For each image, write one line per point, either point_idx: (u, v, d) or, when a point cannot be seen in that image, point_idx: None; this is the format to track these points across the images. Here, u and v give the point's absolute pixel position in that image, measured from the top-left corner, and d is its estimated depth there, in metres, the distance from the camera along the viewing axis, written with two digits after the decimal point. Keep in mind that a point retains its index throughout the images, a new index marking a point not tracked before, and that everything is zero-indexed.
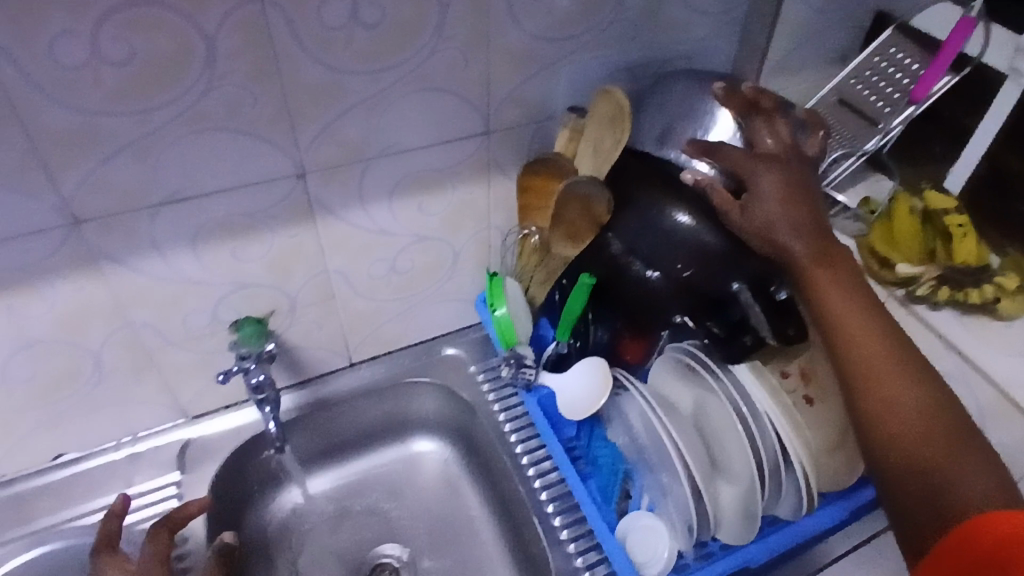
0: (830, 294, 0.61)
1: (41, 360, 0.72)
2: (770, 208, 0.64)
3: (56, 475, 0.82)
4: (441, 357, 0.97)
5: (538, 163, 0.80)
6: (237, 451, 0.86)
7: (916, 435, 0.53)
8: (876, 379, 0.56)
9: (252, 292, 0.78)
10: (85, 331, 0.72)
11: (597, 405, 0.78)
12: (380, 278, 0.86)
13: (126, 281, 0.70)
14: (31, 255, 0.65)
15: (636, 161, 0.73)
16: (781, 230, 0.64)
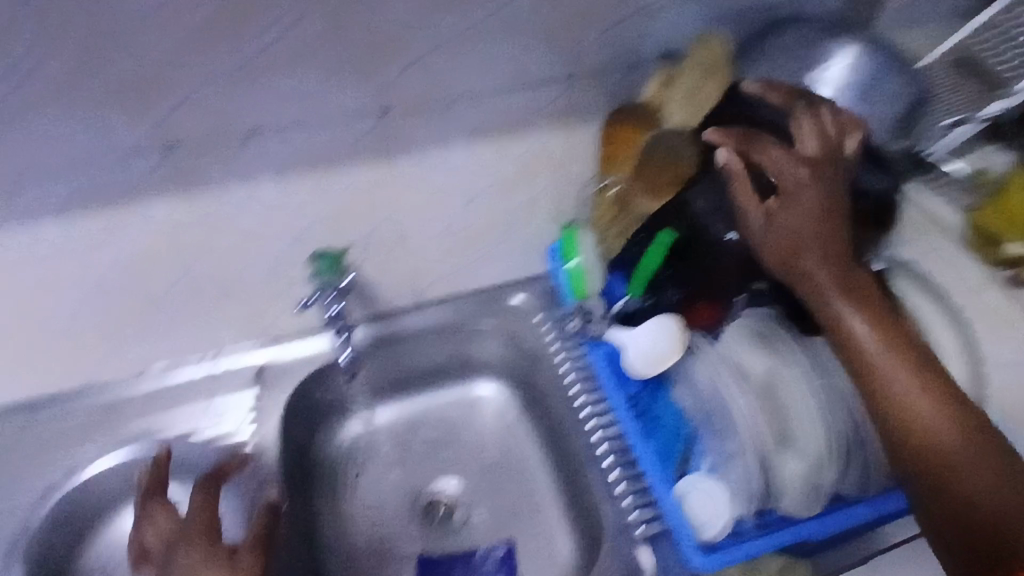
0: (855, 308, 0.63)
1: (135, 279, 0.76)
2: (793, 218, 0.65)
3: (142, 385, 0.84)
4: (509, 303, 0.95)
5: (624, 113, 0.79)
6: (306, 380, 0.88)
7: (941, 451, 0.57)
8: (901, 395, 0.59)
9: (329, 227, 0.80)
10: (174, 254, 0.76)
11: (666, 360, 0.77)
12: (454, 221, 0.86)
13: (212, 207, 0.73)
14: (127, 175, 0.68)
15: (727, 114, 0.75)
16: (807, 239, 0.65)
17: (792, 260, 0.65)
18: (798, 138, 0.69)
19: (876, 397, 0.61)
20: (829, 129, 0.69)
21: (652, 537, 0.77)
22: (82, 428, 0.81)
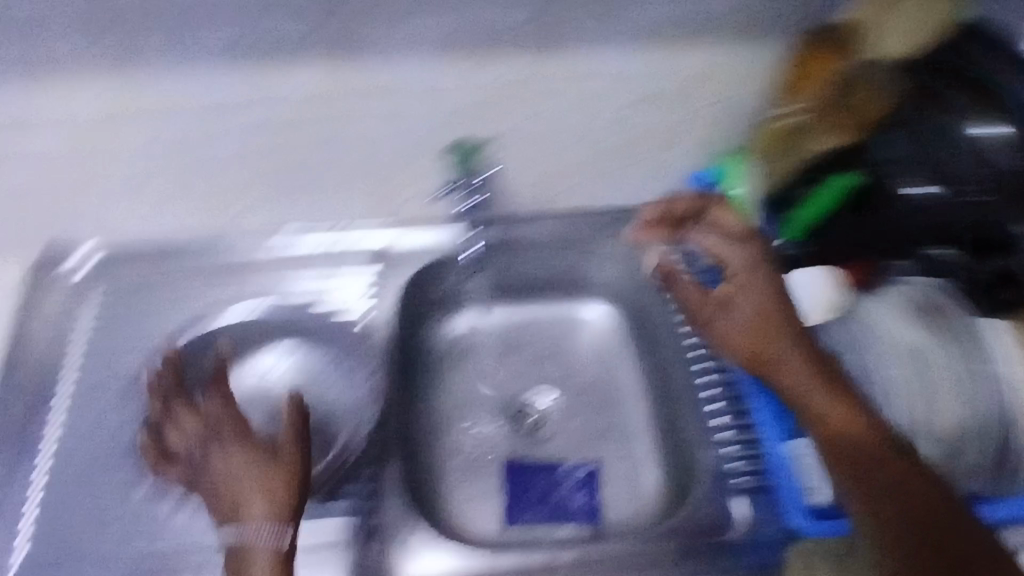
0: (804, 384, 0.71)
1: (291, 128, 0.82)
2: (743, 302, 0.77)
3: (278, 243, 0.88)
4: (635, 228, 0.91)
5: (827, 43, 0.77)
6: (424, 270, 0.88)
7: (902, 497, 0.61)
8: (863, 461, 0.64)
9: (474, 109, 0.83)
10: (330, 109, 0.81)
11: (828, 310, 0.77)
12: (601, 124, 0.86)
13: (378, 73, 0.80)
14: (306, 27, 0.75)
15: (937, 62, 0.72)
16: (747, 324, 0.76)
17: (764, 360, 0.74)
18: (718, 248, 0.80)
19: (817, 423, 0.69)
20: (731, 220, 0.80)
21: (751, 490, 0.75)
22: (215, 275, 0.87)
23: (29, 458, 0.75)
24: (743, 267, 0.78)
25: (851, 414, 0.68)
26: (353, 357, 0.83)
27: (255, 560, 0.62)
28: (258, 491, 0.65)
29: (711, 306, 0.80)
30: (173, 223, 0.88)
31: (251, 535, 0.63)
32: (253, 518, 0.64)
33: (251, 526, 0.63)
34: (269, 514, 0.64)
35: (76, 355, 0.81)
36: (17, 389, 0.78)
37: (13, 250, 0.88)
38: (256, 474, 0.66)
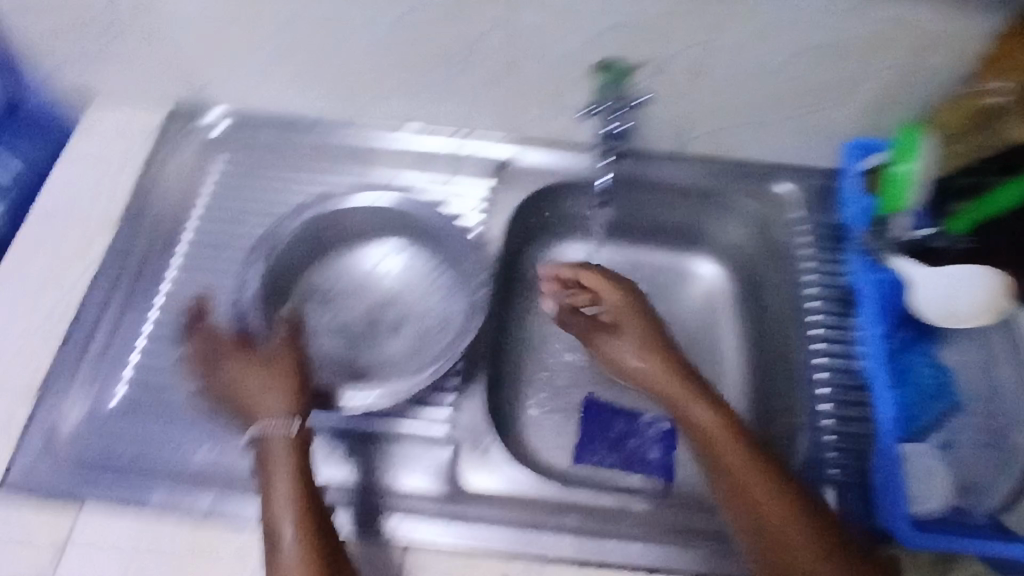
0: (701, 421, 0.68)
1: (431, 24, 0.74)
2: (630, 332, 0.78)
3: (401, 139, 0.87)
4: (772, 187, 0.85)
5: None
6: (546, 189, 0.85)
7: (799, 534, 0.60)
8: (758, 497, 0.62)
9: (634, 36, 0.72)
10: (476, 13, 0.72)
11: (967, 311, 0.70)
12: (766, 74, 0.75)
13: None
14: None
15: None
16: (660, 369, 0.74)
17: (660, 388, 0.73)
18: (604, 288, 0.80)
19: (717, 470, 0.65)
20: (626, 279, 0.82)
21: (842, 485, 0.71)
22: (338, 160, 0.87)
23: (147, 297, 0.78)
24: (618, 306, 0.79)
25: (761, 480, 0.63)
26: (464, 259, 0.80)
27: (273, 451, 0.62)
28: (267, 393, 0.66)
29: (606, 331, 0.80)
30: (298, 102, 0.85)
31: (266, 429, 0.63)
32: (265, 416, 0.64)
33: (266, 423, 0.64)
34: (280, 409, 0.64)
35: (198, 210, 0.83)
36: (142, 231, 0.81)
37: (146, 100, 0.87)
38: (260, 376, 0.67)
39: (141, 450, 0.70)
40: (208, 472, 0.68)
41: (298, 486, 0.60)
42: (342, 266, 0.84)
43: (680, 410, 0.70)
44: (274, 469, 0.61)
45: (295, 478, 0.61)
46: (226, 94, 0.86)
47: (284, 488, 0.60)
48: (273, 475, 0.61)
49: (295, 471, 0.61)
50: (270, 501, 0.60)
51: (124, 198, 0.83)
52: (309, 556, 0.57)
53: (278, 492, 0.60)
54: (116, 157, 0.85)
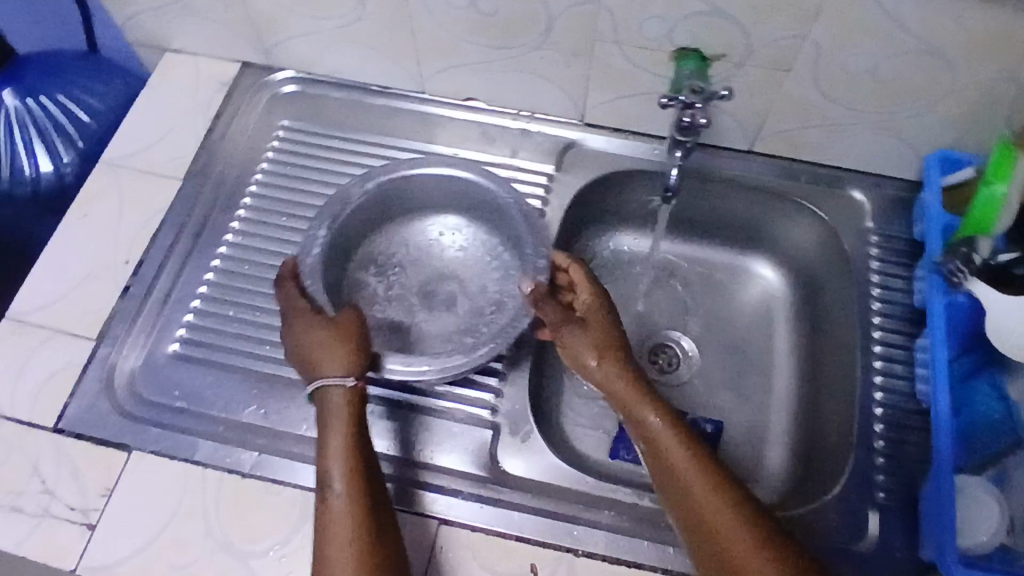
0: (666, 443, 0.63)
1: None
2: (595, 339, 0.68)
3: (463, 114, 0.86)
4: (842, 193, 0.82)
5: None
6: (609, 176, 0.84)
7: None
8: (721, 536, 0.57)
9: (719, 24, 0.68)
10: None
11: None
12: (854, 74, 0.71)
13: None
14: None
15: None
16: (623, 380, 0.66)
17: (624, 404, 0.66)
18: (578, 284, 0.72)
19: (668, 482, 0.62)
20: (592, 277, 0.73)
21: (887, 509, 0.69)
22: (402, 128, 0.85)
23: (208, 249, 0.79)
24: (587, 303, 0.71)
25: (712, 489, 0.59)
26: (525, 239, 0.75)
27: (332, 414, 0.63)
28: (326, 350, 0.65)
29: (574, 326, 0.69)
30: (368, 67, 0.84)
31: (326, 385, 0.64)
32: (324, 373, 0.64)
33: (325, 379, 0.64)
34: (339, 367, 0.64)
35: (262, 166, 0.83)
36: (207, 182, 0.82)
37: (219, 50, 0.87)
38: (321, 336, 0.66)
39: (195, 401, 0.72)
40: (257, 429, 0.70)
41: (351, 447, 0.61)
42: (408, 234, 0.83)
43: (644, 429, 0.64)
44: (330, 425, 0.62)
45: (347, 438, 0.62)
46: (296, 54, 0.84)
47: (339, 447, 0.61)
48: (327, 431, 0.62)
49: (347, 430, 0.62)
50: (322, 457, 0.61)
51: (190, 148, 0.83)
52: (356, 515, 0.58)
53: (330, 448, 0.61)
54: (186, 105, 0.86)
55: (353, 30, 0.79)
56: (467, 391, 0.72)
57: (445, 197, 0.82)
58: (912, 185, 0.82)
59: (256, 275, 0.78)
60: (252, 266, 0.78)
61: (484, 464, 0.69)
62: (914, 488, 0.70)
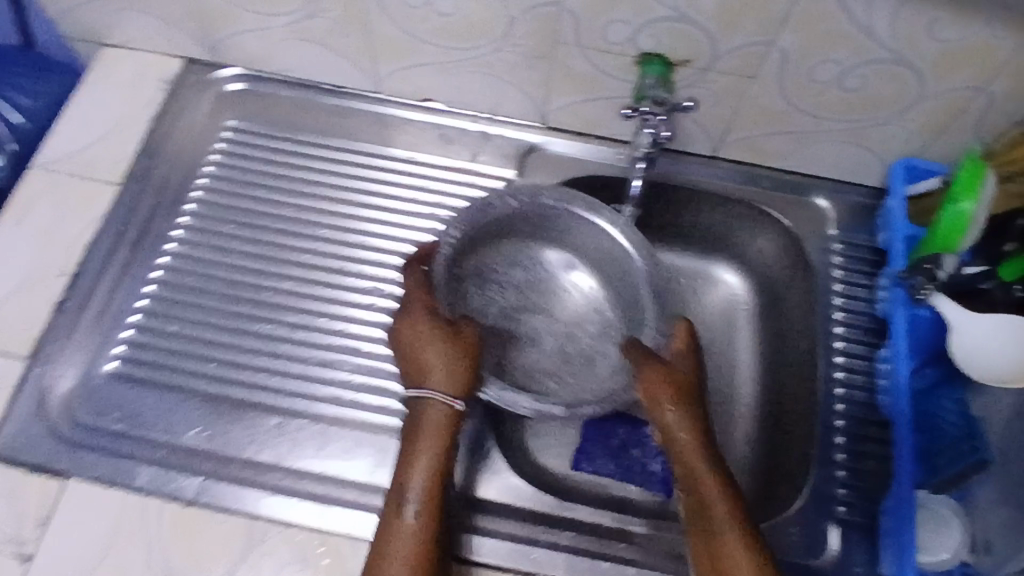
0: (705, 481, 0.61)
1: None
2: (682, 382, 0.66)
3: (420, 116, 0.82)
4: (806, 201, 0.81)
5: None
6: (571, 184, 0.81)
7: None
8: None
9: (686, 29, 0.66)
10: None
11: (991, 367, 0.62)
12: (820, 83, 0.69)
13: None
14: None
15: None
16: (690, 420, 0.64)
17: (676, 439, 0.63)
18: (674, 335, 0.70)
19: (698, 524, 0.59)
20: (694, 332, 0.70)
21: (848, 523, 0.69)
22: (356, 129, 0.81)
23: (149, 259, 0.75)
24: (680, 353, 0.68)
25: (745, 544, 0.57)
26: (646, 318, 0.72)
27: (424, 442, 0.61)
28: (438, 364, 0.64)
29: (655, 365, 0.66)
30: (319, 65, 0.79)
31: (427, 397, 0.63)
32: (428, 386, 0.63)
33: (427, 392, 0.63)
34: (452, 389, 0.63)
35: (206, 170, 0.79)
36: (148, 187, 0.77)
37: (160, 45, 0.82)
38: (441, 352, 0.64)
39: (136, 423, 0.68)
40: (202, 453, 0.66)
41: (435, 475, 0.60)
42: (512, 259, 0.78)
43: (689, 467, 0.62)
44: (418, 445, 0.61)
45: (433, 464, 0.60)
46: (243, 50, 0.79)
47: (425, 473, 0.60)
48: (416, 451, 0.61)
49: (440, 455, 0.61)
50: (405, 477, 0.60)
51: (131, 151, 0.78)
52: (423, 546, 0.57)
53: (416, 472, 0.60)
54: (126, 105, 0.81)
55: (303, 28, 0.74)
56: None
57: (556, 234, 0.77)
58: (877, 192, 0.82)
59: (200, 287, 0.74)
60: (196, 277, 0.74)
61: None
62: (873, 501, 0.70)
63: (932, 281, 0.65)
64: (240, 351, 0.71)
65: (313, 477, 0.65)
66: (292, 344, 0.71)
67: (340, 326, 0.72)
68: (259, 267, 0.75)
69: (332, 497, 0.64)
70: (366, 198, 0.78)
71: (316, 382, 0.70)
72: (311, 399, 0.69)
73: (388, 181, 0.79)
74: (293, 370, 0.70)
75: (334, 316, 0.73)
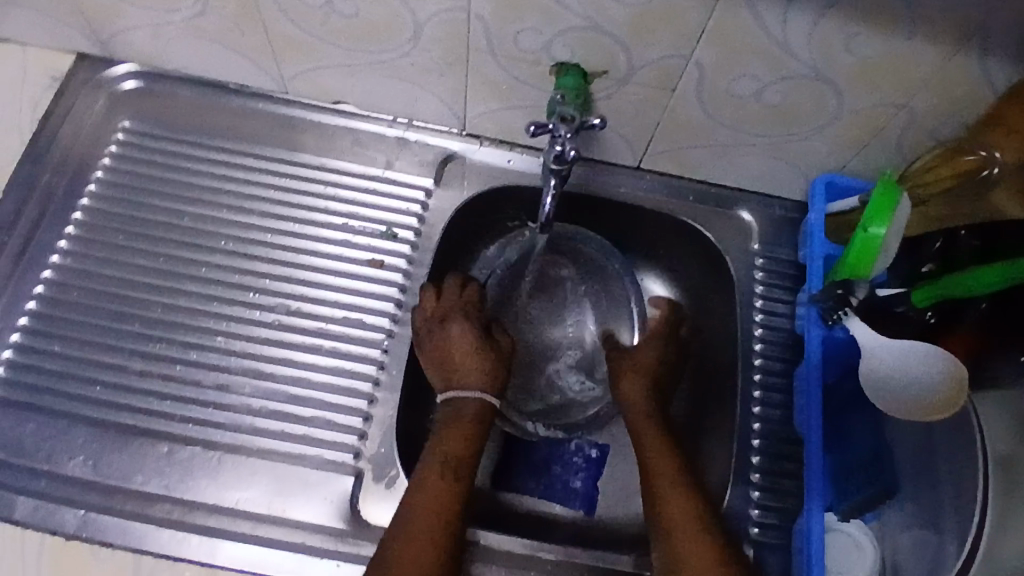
0: (648, 443, 0.69)
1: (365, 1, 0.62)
2: (649, 353, 0.75)
3: (332, 119, 0.78)
4: (730, 214, 0.80)
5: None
6: (491, 193, 0.78)
7: (677, 547, 0.61)
8: (661, 506, 0.64)
9: (599, 39, 0.62)
10: None
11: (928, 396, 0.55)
12: (737, 97, 0.66)
13: None
14: None
15: None
16: (642, 398, 0.72)
17: (635, 424, 0.71)
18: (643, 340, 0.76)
19: (661, 506, 0.64)
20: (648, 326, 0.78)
21: (761, 544, 0.69)
22: (263, 133, 0.77)
23: (31, 273, 0.70)
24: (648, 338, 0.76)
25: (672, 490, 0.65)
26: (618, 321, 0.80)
27: (460, 416, 0.67)
28: (473, 364, 0.68)
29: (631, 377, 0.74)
30: (220, 64, 0.74)
31: (466, 394, 0.67)
32: (462, 384, 0.68)
33: (463, 390, 0.68)
34: (480, 384, 0.68)
35: (95, 175, 0.74)
36: (34, 195, 0.72)
37: (47, 40, 0.76)
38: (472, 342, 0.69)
39: (12, 451, 0.63)
40: (86, 484, 0.62)
41: (467, 445, 0.65)
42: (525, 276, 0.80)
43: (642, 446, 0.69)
44: (457, 431, 0.66)
45: (466, 441, 0.65)
46: (137, 46, 0.74)
47: (460, 443, 0.65)
48: (449, 429, 0.66)
49: (469, 433, 0.66)
50: (441, 448, 0.64)
51: (15, 155, 0.73)
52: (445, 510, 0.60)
53: (453, 443, 0.65)
54: (10, 104, 0.75)
55: (197, 24, 0.69)
56: (326, 433, 0.66)
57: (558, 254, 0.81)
58: (801, 205, 0.80)
59: (88, 302, 0.69)
60: (83, 293, 0.69)
61: (348, 516, 0.63)
62: (787, 520, 0.70)
63: (846, 306, 0.62)
64: (131, 373, 0.67)
65: (211, 507, 0.62)
66: (187, 365, 0.67)
67: (241, 347, 0.69)
68: (155, 282, 0.71)
69: (225, 531, 0.61)
70: (272, 207, 0.74)
71: (212, 406, 0.66)
72: (207, 425, 0.65)
73: (297, 189, 0.75)
74: (187, 394, 0.66)
75: (232, 334, 0.69)
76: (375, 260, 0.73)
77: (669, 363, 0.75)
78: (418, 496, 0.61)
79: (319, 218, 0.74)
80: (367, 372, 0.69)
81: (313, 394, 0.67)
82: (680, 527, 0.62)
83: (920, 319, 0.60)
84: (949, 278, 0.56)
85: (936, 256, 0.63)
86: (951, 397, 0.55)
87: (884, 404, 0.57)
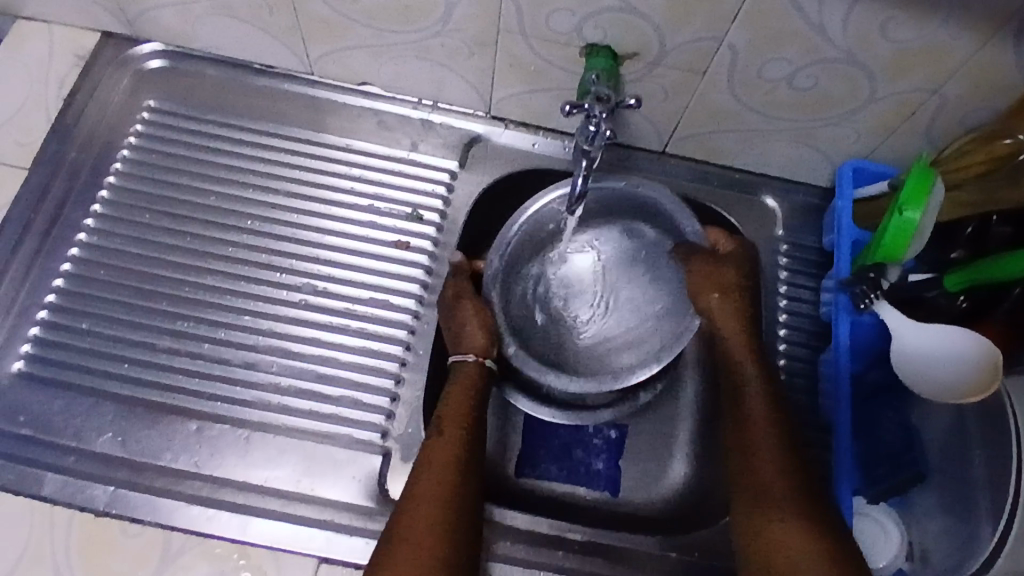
0: (753, 431, 0.64)
1: None
2: (726, 264, 0.71)
3: (357, 101, 0.78)
4: (755, 200, 0.80)
5: None
6: (515, 176, 0.78)
7: (780, 542, 0.58)
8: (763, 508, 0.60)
9: (633, 21, 0.62)
10: None
11: (972, 373, 0.55)
12: (768, 82, 0.66)
13: None
14: None
15: None
16: (744, 360, 0.68)
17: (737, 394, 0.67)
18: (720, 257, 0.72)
19: (752, 512, 0.61)
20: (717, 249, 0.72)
21: None
22: (289, 114, 0.77)
23: (58, 250, 0.70)
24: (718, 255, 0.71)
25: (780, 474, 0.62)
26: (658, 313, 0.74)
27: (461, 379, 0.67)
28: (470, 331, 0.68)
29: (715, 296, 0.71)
30: (247, 44, 0.74)
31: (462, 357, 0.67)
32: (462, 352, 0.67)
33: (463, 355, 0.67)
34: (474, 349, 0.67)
35: (121, 154, 0.74)
36: (59, 173, 0.72)
37: (73, 18, 0.75)
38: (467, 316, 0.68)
39: (42, 428, 0.63)
40: (116, 460, 0.63)
41: (466, 410, 0.64)
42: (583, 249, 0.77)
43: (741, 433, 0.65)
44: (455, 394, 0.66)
45: (462, 407, 0.65)
46: (164, 25, 0.73)
47: (457, 407, 0.64)
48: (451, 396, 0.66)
49: (466, 407, 0.65)
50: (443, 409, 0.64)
51: (40, 132, 0.73)
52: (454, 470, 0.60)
53: (450, 408, 0.64)
54: (36, 82, 0.75)
55: (224, 3, 0.68)
56: (353, 412, 0.66)
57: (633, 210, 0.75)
58: (825, 191, 0.80)
59: (116, 280, 0.69)
60: (111, 271, 0.70)
61: (375, 495, 0.63)
62: None
63: (876, 290, 0.61)
64: (158, 351, 0.67)
65: (241, 484, 0.63)
66: (215, 344, 0.68)
67: (268, 327, 0.69)
68: (182, 260, 0.71)
69: (255, 508, 0.61)
70: (297, 187, 0.74)
71: (241, 385, 0.66)
72: (235, 403, 0.66)
73: (323, 169, 0.75)
74: (216, 372, 0.67)
75: (259, 314, 0.69)
76: (401, 241, 0.73)
77: (747, 283, 0.72)
78: (426, 464, 0.61)
79: (346, 199, 0.74)
80: (393, 352, 0.69)
81: (341, 373, 0.68)
82: (780, 524, 0.59)
83: (952, 306, 0.60)
84: (985, 263, 0.57)
85: (966, 243, 0.63)
86: (989, 379, 0.54)
87: (954, 394, 0.56)
